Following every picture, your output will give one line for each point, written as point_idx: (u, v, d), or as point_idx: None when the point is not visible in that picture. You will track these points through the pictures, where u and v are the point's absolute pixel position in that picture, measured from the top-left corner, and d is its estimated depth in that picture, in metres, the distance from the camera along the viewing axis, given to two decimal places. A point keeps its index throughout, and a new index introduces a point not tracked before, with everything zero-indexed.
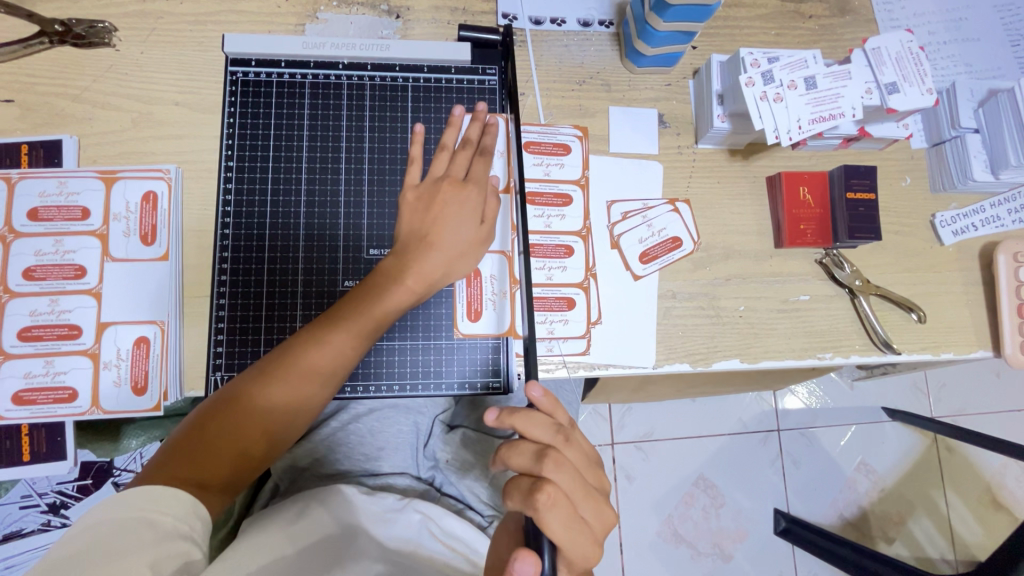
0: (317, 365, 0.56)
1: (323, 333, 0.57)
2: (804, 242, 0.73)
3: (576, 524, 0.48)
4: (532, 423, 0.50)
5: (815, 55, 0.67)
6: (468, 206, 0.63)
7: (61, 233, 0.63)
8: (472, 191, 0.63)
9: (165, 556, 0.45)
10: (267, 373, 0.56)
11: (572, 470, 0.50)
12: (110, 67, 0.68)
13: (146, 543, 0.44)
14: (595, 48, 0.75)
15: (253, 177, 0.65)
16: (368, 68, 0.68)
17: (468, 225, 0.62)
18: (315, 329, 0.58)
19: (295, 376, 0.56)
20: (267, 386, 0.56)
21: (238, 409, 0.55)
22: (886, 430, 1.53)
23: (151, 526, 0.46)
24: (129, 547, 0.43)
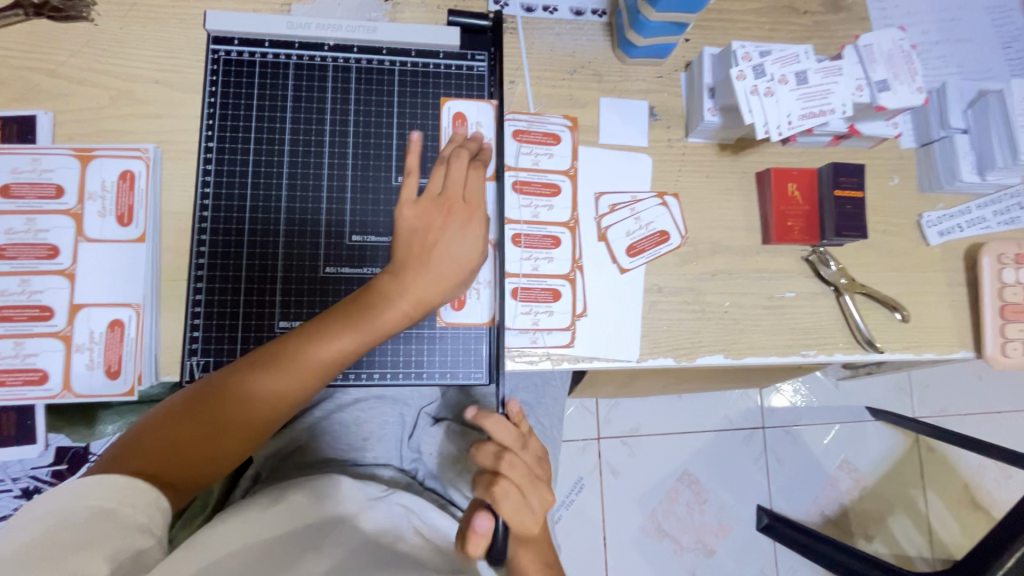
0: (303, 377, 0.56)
1: (315, 347, 0.56)
2: (791, 239, 0.73)
3: (526, 512, 0.57)
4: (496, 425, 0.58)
5: (806, 50, 0.67)
6: (468, 231, 0.60)
7: (33, 211, 0.61)
8: (473, 216, 0.61)
9: (123, 544, 0.44)
10: (257, 375, 0.55)
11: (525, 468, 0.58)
12: (88, 42, 0.66)
13: (103, 531, 0.44)
14: (587, 37, 0.75)
15: (234, 159, 0.64)
16: (354, 50, 0.67)
17: (465, 250, 0.60)
18: (307, 337, 0.56)
19: (286, 384, 0.56)
20: (255, 386, 0.55)
21: (224, 412, 0.55)
22: (869, 430, 1.54)
23: (109, 515, 0.45)
24: (84, 536, 0.43)
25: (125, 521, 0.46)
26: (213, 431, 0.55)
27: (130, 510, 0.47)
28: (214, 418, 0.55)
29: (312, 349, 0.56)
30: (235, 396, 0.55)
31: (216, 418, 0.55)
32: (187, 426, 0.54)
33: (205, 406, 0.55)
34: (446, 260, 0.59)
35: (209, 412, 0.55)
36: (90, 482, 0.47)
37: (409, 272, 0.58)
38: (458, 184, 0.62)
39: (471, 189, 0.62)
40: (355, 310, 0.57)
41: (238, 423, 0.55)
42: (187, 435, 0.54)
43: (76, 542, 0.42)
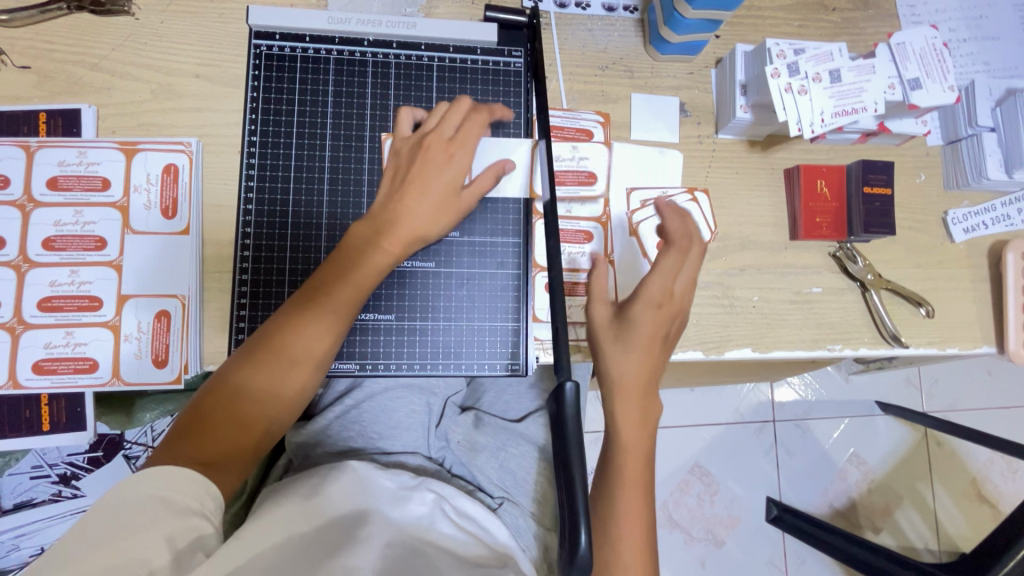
0: (311, 330, 0.57)
1: (317, 309, 0.58)
2: (819, 235, 0.74)
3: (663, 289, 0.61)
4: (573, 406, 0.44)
5: (841, 48, 0.68)
6: (452, 169, 0.61)
7: (80, 203, 0.63)
8: (459, 152, 0.61)
9: (180, 530, 0.47)
10: (262, 344, 0.57)
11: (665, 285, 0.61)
12: (129, 36, 0.67)
13: (160, 519, 0.46)
14: (619, 33, 0.75)
15: (277, 154, 0.65)
16: (393, 46, 0.68)
17: (442, 182, 0.60)
18: (303, 300, 0.58)
19: (293, 349, 0.57)
20: (264, 363, 0.57)
21: (242, 396, 0.56)
22: (879, 423, 1.56)
23: (165, 503, 0.48)
24: (145, 521, 0.46)
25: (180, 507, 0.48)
26: (237, 409, 0.56)
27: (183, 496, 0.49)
28: (242, 392, 0.56)
29: (311, 310, 0.58)
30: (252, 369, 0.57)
31: (237, 395, 0.56)
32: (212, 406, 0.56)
33: (230, 383, 0.57)
34: (436, 201, 0.60)
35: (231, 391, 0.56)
36: (148, 472, 0.49)
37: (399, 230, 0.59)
38: (446, 131, 0.61)
39: (468, 137, 0.62)
40: (342, 269, 0.59)
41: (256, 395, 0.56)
42: (217, 418, 0.55)
43: (138, 529, 0.45)
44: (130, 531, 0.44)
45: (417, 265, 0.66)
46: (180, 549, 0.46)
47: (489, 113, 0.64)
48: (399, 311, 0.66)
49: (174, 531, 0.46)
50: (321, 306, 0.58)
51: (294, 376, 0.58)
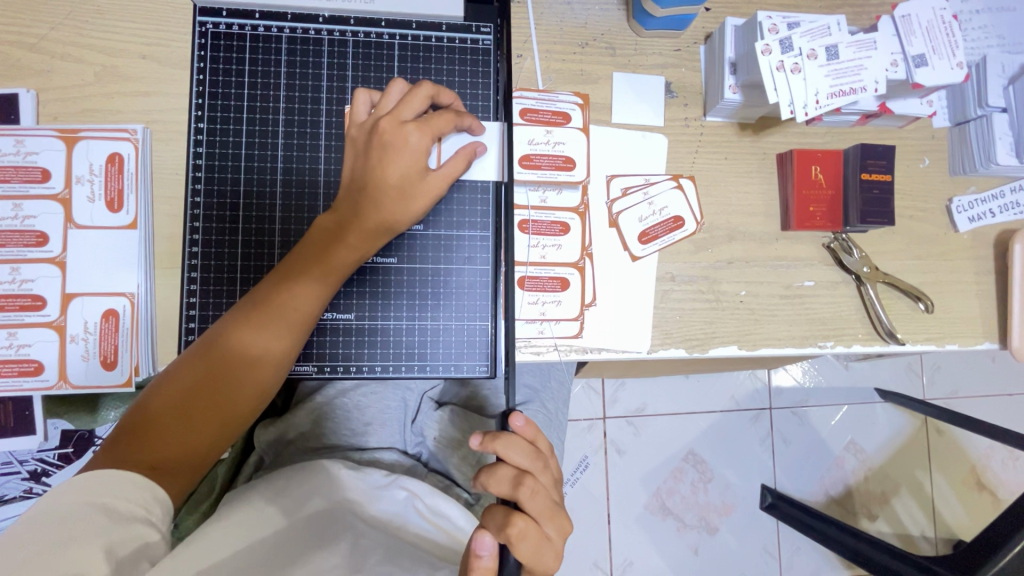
0: (266, 331, 0.53)
1: (283, 304, 0.53)
2: (813, 225, 0.69)
3: (542, 507, 0.50)
4: (479, 436, 0.50)
5: (839, 21, 0.62)
6: (412, 151, 0.54)
7: (20, 197, 0.59)
8: (417, 134, 0.54)
9: (124, 538, 0.43)
10: (224, 340, 0.53)
11: (546, 496, 0.51)
12: (68, 13, 0.62)
13: (101, 526, 0.43)
14: (600, 6, 0.69)
15: (226, 141, 0.60)
16: (351, 23, 0.62)
17: (406, 170, 0.54)
18: (267, 292, 0.54)
19: (248, 350, 0.53)
20: (222, 363, 0.53)
21: (196, 399, 0.52)
22: (877, 411, 1.53)
23: (106, 510, 0.44)
24: (82, 529, 0.42)
25: (123, 515, 0.45)
26: (200, 408, 0.52)
27: (127, 502, 0.46)
28: (204, 388, 0.53)
29: (275, 303, 0.53)
30: (216, 366, 0.53)
31: (198, 394, 0.52)
32: (163, 408, 0.52)
33: (191, 380, 0.53)
34: (402, 190, 0.55)
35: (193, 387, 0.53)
36: (86, 478, 0.45)
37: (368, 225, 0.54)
38: (404, 113, 0.55)
39: (427, 123, 0.54)
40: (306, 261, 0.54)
41: (222, 392, 0.53)
42: (174, 416, 0.52)
43: (73, 537, 0.41)
44: (66, 539, 0.40)
45: (378, 261, 0.62)
46: (122, 556, 0.42)
47: (456, 118, 0.57)
48: (359, 310, 0.62)
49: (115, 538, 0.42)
50: (285, 298, 0.53)
51: (250, 379, 0.54)
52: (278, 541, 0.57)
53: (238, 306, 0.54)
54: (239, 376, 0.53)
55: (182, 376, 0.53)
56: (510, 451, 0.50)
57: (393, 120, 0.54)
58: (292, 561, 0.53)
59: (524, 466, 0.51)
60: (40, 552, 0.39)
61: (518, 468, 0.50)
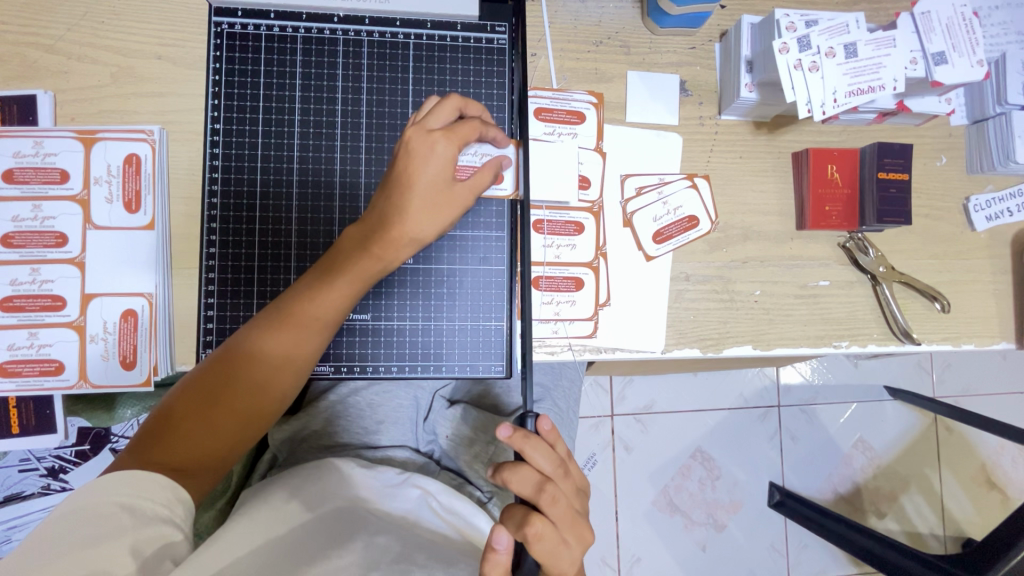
0: (285, 340, 0.53)
1: (306, 307, 0.53)
2: (828, 225, 0.69)
3: (563, 514, 0.50)
4: (508, 426, 0.50)
5: (858, 18, 0.61)
6: (439, 161, 0.54)
7: (39, 198, 0.59)
8: (444, 143, 0.54)
9: (147, 539, 0.44)
10: (249, 346, 0.54)
11: (566, 503, 0.51)
12: (85, 14, 0.62)
13: (124, 528, 0.44)
14: (614, 4, 0.69)
15: (242, 142, 0.60)
16: (366, 22, 0.62)
17: (429, 180, 0.54)
18: (292, 298, 0.54)
19: (268, 358, 0.54)
20: (244, 369, 0.53)
21: (215, 403, 0.53)
22: (887, 409, 1.52)
23: (132, 510, 0.45)
24: (109, 531, 0.43)
25: (147, 515, 0.46)
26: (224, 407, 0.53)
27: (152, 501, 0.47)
28: (229, 388, 0.53)
29: (296, 311, 0.54)
30: (238, 370, 0.53)
31: (225, 398, 0.53)
32: (183, 411, 0.52)
33: (215, 377, 0.53)
34: (427, 199, 0.54)
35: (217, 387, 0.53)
36: (109, 479, 0.46)
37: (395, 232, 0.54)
38: (433, 124, 0.55)
39: (454, 131, 0.54)
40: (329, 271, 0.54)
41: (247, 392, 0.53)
42: (194, 420, 0.52)
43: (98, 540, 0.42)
44: (92, 541, 0.42)
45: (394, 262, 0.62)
46: (146, 556, 0.43)
47: (482, 126, 0.56)
48: (375, 310, 0.62)
49: (140, 540, 0.44)
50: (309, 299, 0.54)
51: (268, 386, 0.54)
52: (302, 537, 0.58)
53: (264, 311, 0.54)
54: (264, 377, 0.54)
55: (206, 377, 0.53)
56: (533, 450, 0.51)
57: (423, 130, 0.54)
58: (315, 556, 0.54)
59: (544, 469, 0.51)
60: (66, 555, 0.41)
61: (540, 469, 0.51)
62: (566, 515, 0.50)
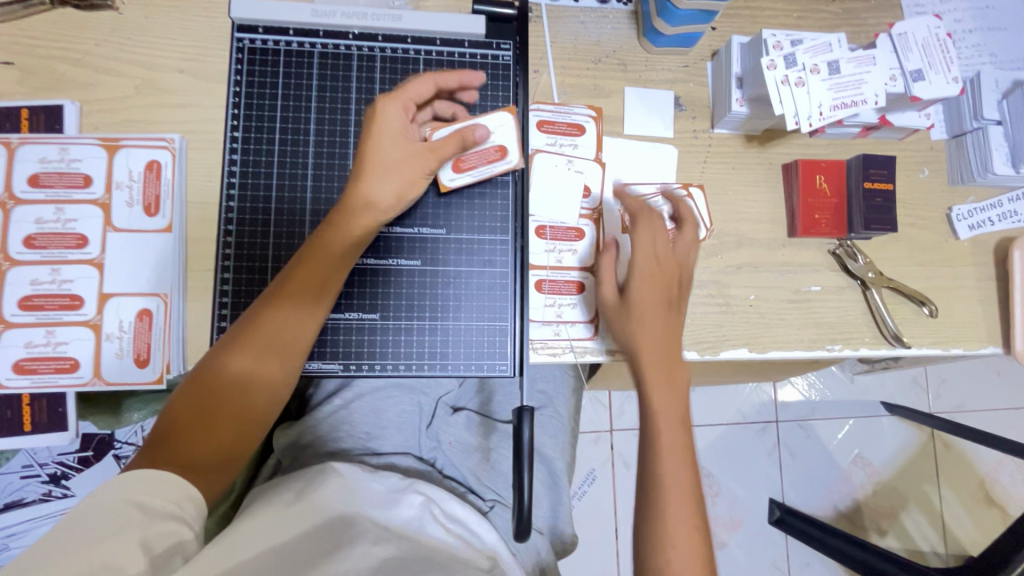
0: (257, 353, 0.54)
1: (273, 318, 0.54)
2: (818, 232, 0.72)
3: (646, 243, 0.58)
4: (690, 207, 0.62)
5: (839, 38, 0.66)
6: (396, 128, 0.57)
7: (62, 201, 0.62)
8: (393, 107, 0.57)
9: (157, 535, 0.44)
10: (219, 368, 0.54)
11: (647, 239, 0.58)
12: (113, 30, 0.66)
13: (136, 523, 0.44)
14: (612, 25, 0.73)
15: (260, 150, 0.63)
16: (379, 39, 0.65)
17: (391, 155, 0.56)
18: (255, 313, 0.55)
19: (245, 375, 0.54)
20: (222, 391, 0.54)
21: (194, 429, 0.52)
22: (884, 424, 1.53)
23: (143, 508, 0.45)
24: (120, 524, 0.43)
25: (158, 512, 0.46)
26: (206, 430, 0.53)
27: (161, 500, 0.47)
28: (203, 411, 0.53)
29: (264, 323, 0.54)
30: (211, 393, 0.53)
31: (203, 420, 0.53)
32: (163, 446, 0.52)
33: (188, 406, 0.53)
34: (389, 164, 0.56)
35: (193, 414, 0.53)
36: (126, 476, 0.47)
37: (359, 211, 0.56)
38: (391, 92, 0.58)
39: (402, 95, 0.57)
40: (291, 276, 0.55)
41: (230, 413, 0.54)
42: (179, 445, 0.52)
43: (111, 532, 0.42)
44: (104, 533, 0.42)
45: (401, 263, 0.64)
46: (156, 552, 0.43)
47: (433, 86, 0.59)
48: (384, 310, 0.63)
49: (150, 534, 0.44)
50: (280, 314, 0.55)
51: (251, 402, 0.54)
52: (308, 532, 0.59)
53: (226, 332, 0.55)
54: (240, 394, 0.54)
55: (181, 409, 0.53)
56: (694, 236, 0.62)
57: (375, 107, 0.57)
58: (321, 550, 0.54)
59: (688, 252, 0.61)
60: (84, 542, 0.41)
61: (684, 250, 0.61)
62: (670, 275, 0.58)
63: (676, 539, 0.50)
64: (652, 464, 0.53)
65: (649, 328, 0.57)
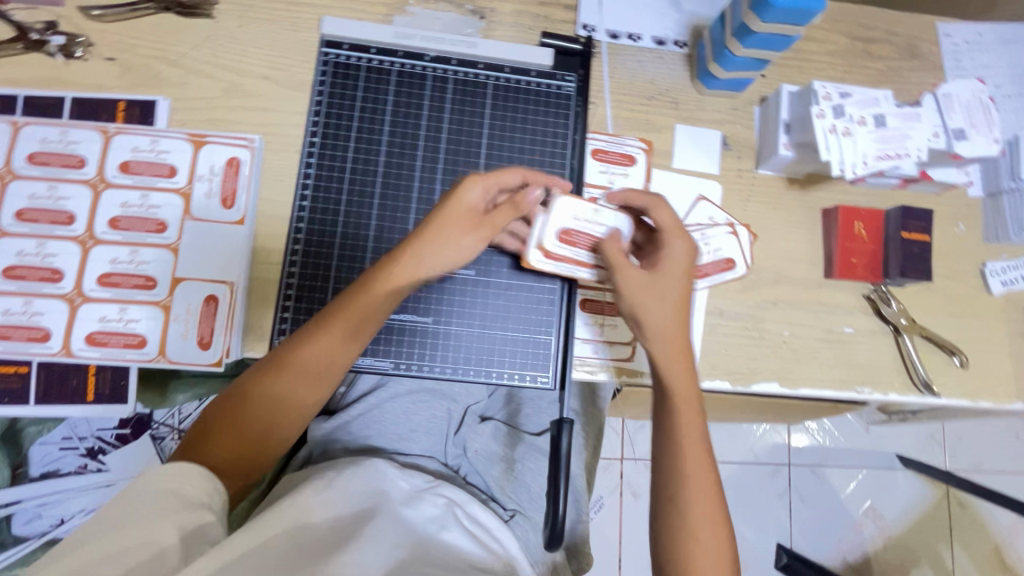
0: (285, 396, 0.56)
1: (310, 366, 0.56)
2: (854, 275, 0.74)
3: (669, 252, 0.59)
4: (671, 214, 0.60)
5: (886, 95, 0.69)
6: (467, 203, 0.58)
7: (148, 187, 0.66)
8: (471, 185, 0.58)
9: (186, 521, 0.46)
10: (249, 401, 0.56)
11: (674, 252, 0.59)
12: (208, 37, 0.72)
13: (167, 511, 0.46)
14: (667, 66, 0.78)
15: (335, 155, 0.68)
16: (453, 63, 0.70)
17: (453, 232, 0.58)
18: (294, 358, 0.56)
19: (270, 414, 0.56)
20: (245, 425, 0.55)
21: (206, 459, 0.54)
22: (898, 478, 1.52)
23: (175, 494, 0.48)
24: (153, 512, 0.45)
25: (190, 499, 0.48)
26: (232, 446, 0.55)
27: (193, 489, 0.49)
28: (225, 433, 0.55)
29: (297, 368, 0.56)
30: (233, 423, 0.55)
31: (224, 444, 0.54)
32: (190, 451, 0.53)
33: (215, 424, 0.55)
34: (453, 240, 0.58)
35: (227, 419, 0.55)
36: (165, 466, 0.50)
37: (403, 273, 0.57)
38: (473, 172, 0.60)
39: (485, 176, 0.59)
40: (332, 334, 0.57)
41: (253, 445, 0.55)
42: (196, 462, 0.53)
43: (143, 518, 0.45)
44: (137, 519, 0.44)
45: (457, 271, 0.67)
46: (186, 537, 0.45)
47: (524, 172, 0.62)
48: (436, 314, 0.66)
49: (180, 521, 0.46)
50: (310, 368, 0.56)
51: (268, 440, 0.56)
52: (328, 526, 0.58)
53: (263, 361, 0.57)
54: (262, 430, 0.56)
55: (218, 410, 0.56)
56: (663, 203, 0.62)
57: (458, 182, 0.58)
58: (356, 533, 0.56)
59: (688, 262, 0.60)
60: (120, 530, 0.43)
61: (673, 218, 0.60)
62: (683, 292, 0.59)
63: (704, 530, 0.53)
64: (674, 450, 0.56)
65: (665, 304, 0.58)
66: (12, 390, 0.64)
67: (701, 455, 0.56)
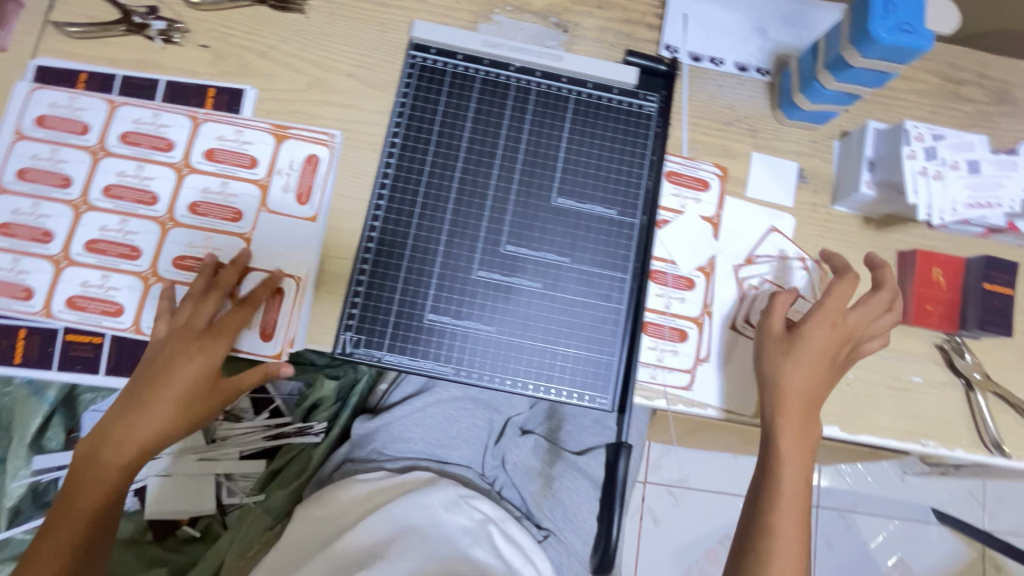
0: (109, 460, 0.61)
1: (123, 431, 0.61)
2: (928, 323, 0.72)
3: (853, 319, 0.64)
4: (849, 288, 0.64)
5: (981, 140, 0.67)
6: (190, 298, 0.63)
7: (228, 176, 0.68)
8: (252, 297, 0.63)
9: None
10: (86, 463, 0.61)
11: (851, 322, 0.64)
12: (297, 31, 0.73)
13: None
14: (748, 93, 0.77)
15: (414, 156, 0.68)
16: (537, 74, 0.70)
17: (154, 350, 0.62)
18: (114, 418, 0.62)
19: (85, 477, 0.61)
20: (83, 488, 0.61)
21: (65, 505, 0.61)
22: (932, 534, 1.46)
23: None
24: None
25: None
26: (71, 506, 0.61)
27: None
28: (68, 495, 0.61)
29: (118, 432, 0.61)
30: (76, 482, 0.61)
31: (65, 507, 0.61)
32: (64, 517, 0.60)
33: (70, 483, 0.61)
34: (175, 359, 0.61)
35: (79, 477, 0.61)
36: None
37: (172, 367, 0.61)
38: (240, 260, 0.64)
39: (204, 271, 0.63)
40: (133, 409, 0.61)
41: (77, 502, 0.60)
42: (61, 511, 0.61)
43: None
44: None
45: (524, 283, 0.67)
46: None
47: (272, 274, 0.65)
48: (500, 325, 0.66)
49: None
50: (126, 426, 0.61)
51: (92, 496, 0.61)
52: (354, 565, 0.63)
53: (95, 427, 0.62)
54: (84, 492, 0.61)
55: (122, 410, 0.62)
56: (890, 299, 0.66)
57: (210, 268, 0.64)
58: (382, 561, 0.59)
59: (871, 329, 0.65)
60: None
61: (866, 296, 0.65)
62: (821, 357, 0.64)
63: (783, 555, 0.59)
64: (769, 486, 0.62)
65: (807, 365, 0.63)
66: (84, 358, 0.67)
67: (796, 490, 0.62)
